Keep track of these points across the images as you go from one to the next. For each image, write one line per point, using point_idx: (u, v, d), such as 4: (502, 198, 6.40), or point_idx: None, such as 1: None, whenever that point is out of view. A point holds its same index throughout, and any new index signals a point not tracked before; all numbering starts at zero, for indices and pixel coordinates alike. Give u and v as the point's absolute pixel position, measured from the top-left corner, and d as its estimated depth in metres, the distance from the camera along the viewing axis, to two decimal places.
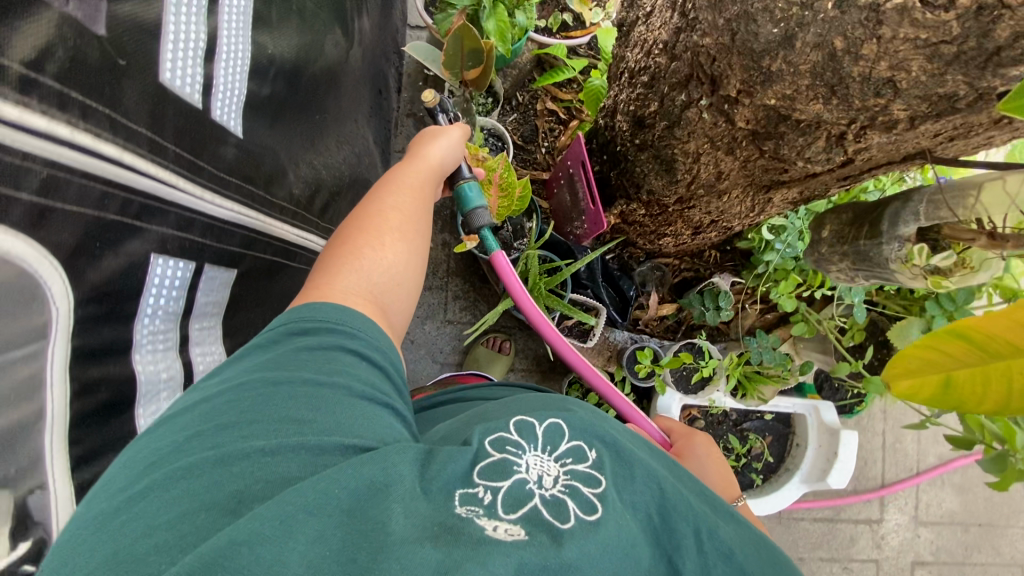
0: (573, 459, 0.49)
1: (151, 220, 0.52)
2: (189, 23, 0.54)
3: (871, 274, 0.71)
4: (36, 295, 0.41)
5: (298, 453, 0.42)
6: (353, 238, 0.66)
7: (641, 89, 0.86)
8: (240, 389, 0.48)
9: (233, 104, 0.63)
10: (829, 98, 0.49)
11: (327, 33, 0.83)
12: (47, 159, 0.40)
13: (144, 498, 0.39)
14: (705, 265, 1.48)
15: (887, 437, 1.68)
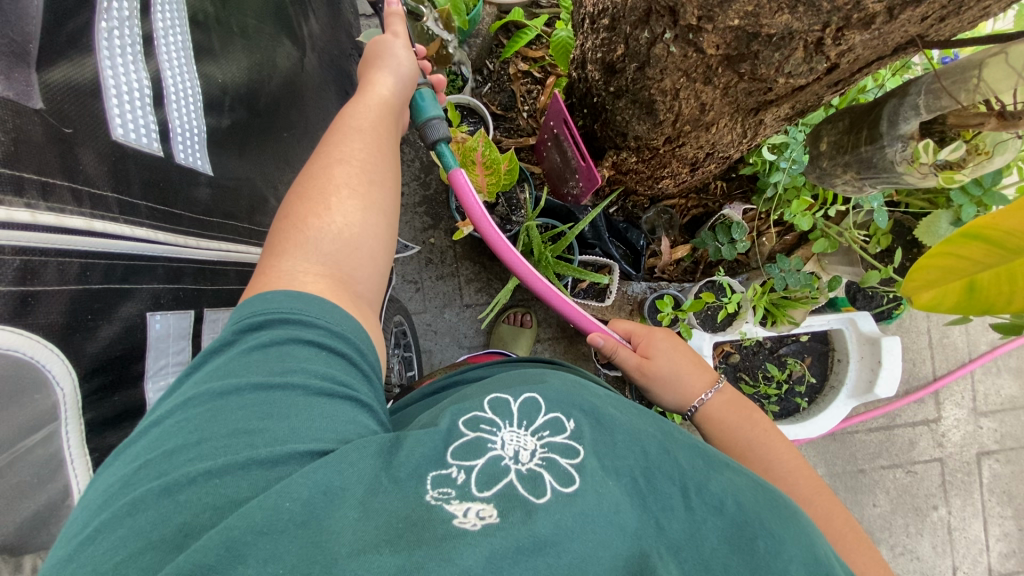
0: (550, 431, 0.47)
1: (139, 280, 0.51)
2: (129, 68, 0.52)
3: (878, 180, 0.66)
4: (37, 379, 0.42)
5: (250, 471, 0.39)
6: (295, 206, 0.58)
7: (603, 33, 0.80)
8: (184, 404, 0.43)
9: (196, 144, 0.61)
10: (795, 7, 0.46)
11: (277, 48, 0.77)
12: (17, 246, 0.40)
13: (92, 540, 0.36)
14: (712, 199, 1.42)
15: (934, 334, 1.62)
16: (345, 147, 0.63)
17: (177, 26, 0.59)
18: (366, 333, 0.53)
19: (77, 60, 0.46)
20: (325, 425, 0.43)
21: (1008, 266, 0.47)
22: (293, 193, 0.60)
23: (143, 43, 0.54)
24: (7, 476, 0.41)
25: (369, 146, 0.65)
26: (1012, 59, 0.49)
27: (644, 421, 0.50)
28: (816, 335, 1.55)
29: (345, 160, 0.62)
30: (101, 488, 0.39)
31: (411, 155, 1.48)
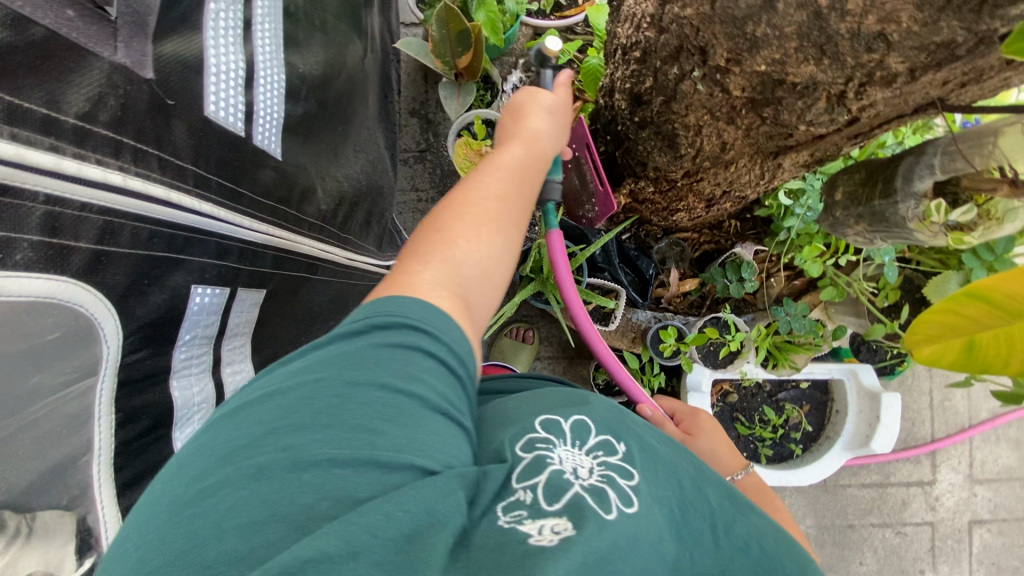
0: (604, 452, 0.47)
1: (193, 251, 0.52)
2: (227, 50, 0.54)
3: (889, 235, 0.67)
4: (89, 335, 0.43)
5: (370, 472, 0.38)
6: (450, 219, 0.57)
7: (634, 65, 0.82)
8: (314, 380, 0.42)
9: (274, 128, 0.63)
10: (821, 59, 0.46)
11: (348, 46, 0.81)
12: (103, 207, 0.42)
13: (199, 503, 0.36)
14: (725, 236, 1.43)
15: (935, 396, 1.61)
16: (496, 172, 0.62)
17: (272, 16, 0.62)
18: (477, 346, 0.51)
19: (186, 37, 0.49)
20: (437, 443, 0.41)
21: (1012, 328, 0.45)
22: (446, 207, 0.59)
23: (243, 26, 0.57)
24: (38, 424, 0.41)
25: (500, 160, 0.64)
26: None
27: (676, 454, 0.51)
28: (817, 383, 1.54)
29: (497, 182, 0.61)
30: (224, 443, 0.39)
31: (432, 163, 1.50)
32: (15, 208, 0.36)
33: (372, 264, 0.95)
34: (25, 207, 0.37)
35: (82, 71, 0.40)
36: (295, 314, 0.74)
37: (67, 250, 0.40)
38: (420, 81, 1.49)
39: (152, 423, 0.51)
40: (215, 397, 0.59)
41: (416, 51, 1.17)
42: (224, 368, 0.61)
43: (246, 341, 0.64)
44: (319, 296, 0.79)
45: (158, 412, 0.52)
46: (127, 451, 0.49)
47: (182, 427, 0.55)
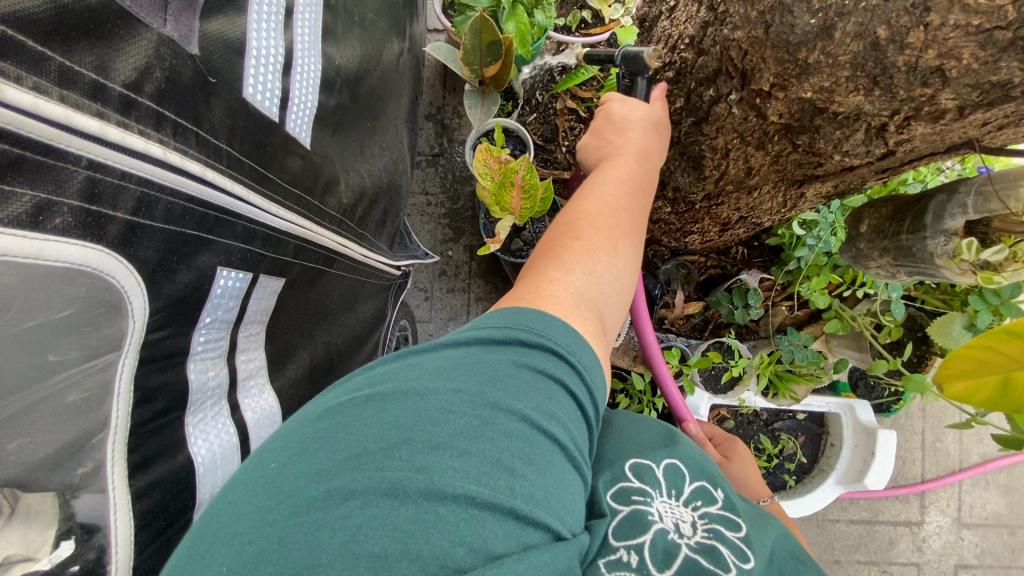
0: (703, 502, 0.50)
1: (222, 232, 0.48)
2: (269, 36, 0.51)
3: (913, 269, 0.66)
4: (115, 308, 0.41)
5: (507, 519, 0.36)
6: (571, 247, 0.60)
7: (666, 85, 0.82)
8: (455, 397, 0.40)
9: (307, 114, 0.59)
10: (871, 90, 0.47)
11: (386, 45, 0.80)
12: (141, 178, 0.40)
13: (324, 511, 0.34)
14: (731, 261, 1.44)
15: (927, 436, 1.61)
16: (606, 206, 0.65)
17: (312, 4, 0.58)
18: (602, 394, 0.51)
19: (232, 17, 0.47)
20: (565, 499, 0.41)
21: None
22: (566, 235, 0.62)
23: (285, 14, 0.53)
24: (60, 395, 0.39)
25: (612, 207, 0.66)
26: None
27: (746, 504, 0.55)
28: (812, 416, 1.55)
29: (609, 216, 0.64)
30: (349, 445, 0.37)
31: (445, 168, 1.50)
32: (57, 171, 0.35)
33: (385, 264, 0.89)
34: (64, 170, 0.35)
35: (133, 39, 0.38)
36: (312, 302, 0.68)
37: (102, 218, 0.38)
38: (439, 87, 1.49)
39: (168, 404, 0.47)
40: (227, 385, 0.54)
41: (444, 56, 1.18)
42: (239, 357, 0.55)
43: (261, 330, 0.58)
44: (332, 291, 0.73)
45: (175, 393, 0.47)
46: (143, 432, 0.45)
47: (194, 412, 0.50)
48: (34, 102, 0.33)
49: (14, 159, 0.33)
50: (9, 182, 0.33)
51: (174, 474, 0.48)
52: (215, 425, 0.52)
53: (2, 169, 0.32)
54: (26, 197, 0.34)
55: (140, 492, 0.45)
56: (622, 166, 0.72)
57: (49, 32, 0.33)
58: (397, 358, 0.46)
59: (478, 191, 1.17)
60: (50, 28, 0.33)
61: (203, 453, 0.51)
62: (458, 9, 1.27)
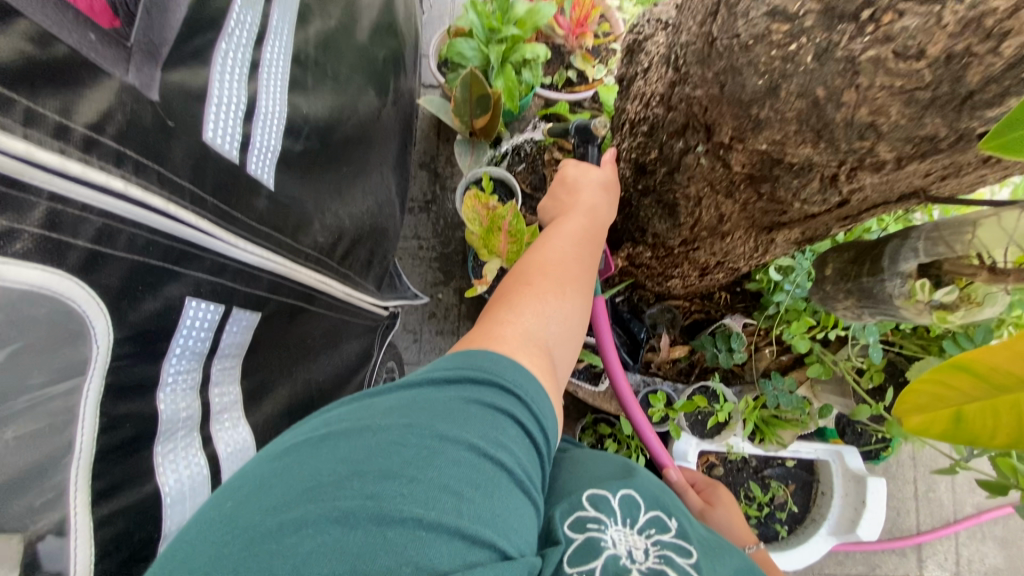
0: (657, 530, 0.50)
1: (189, 265, 0.49)
2: (233, 85, 0.54)
3: (877, 310, 0.70)
4: (77, 332, 0.41)
5: (453, 539, 0.36)
6: (519, 293, 0.65)
7: (640, 138, 0.88)
8: (406, 430, 0.41)
9: (270, 162, 0.60)
10: (817, 142, 0.51)
11: (361, 97, 0.83)
12: (103, 210, 0.41)
13: (267, 543, 0.33)
14: (715, 306, 1.46)
15: (919, 485, 1.59)
16: (556, 256, 0.72)
17: (280, 61, 0.62)
18: (552, 427, 0.52)
19: (194, 69, 0.49)
20: (516, 524, 0.41)
21: (996, 400, 0.42)
22: (516, 283, 0.68)
23: (249, 67, 0.56)
24: (22, 416, 0.38)
25: (561, 258, 0.72)
26: (1003, 223, 0.52)
27: (707, 536, 0.55)
28: (802, 462, 1.52)
29: (556, 264, 0.70)
30: (303, 477, 0.37)
31: (436, 214, 1.55)
32: (19, 202, 0.36)
33: (370, 304, 0.90)
34: (26, 200, 0.36)
35: (97, 84, 0.40)
36: (291, 341, 0.69)
37: (64, 245, 0.38)
38: (432, 137, 1.57)
39: (136, 433, 0.46)
40: (199, 416, 0.54)
41: (436, 107, 1.26)
42: (212, 389, 0.55)
43: (236, 363, 0.58)
44: (313, 329, 0.74)
45: (142, 422, 0.47)
46: (109, 458, 0.44)
47: (164, 442, 0.49)
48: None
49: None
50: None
51: (141, 503, 0.47)
52: (186, 455, 0.52)
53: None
54: None
55: (101, 520, 0.44)
56: (574, 221, 0.79)
57: (17, 77, 0.35)
58: (354, 400, 0.47)
59: (466, 235, 1.20)
60: (18, 73, 0.35)
61: (171, 483, 0.50)
62: (451, 67, 1.36)
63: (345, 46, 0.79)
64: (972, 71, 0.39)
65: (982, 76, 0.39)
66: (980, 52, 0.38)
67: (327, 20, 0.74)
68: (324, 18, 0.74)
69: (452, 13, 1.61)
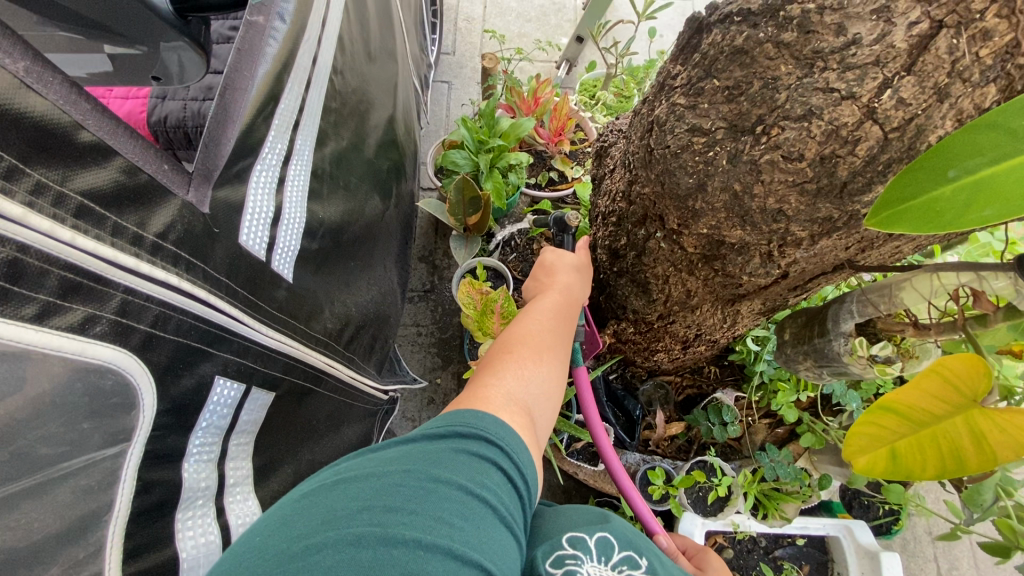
0: (629, 567, 0.53)
1: (221, 347, 0.56)
2: (262, 198, 0.65)
3: (833, 370, 0.77)
4: (129, 403, 0.48)
5: (447, 559, 0.42)
6: (501, 362, 0.73)
7: (611, 227, 1.00)
8: (405, 472, 0.47)
9: (289, 258, 0.70)
10: (744, 226, 0.62)
11: (366, 201, 0.96)
12: (162, 301, 0.49)
13: (288, 567, 0.39)
14: (706, 381, 1.51)
15: (941, 562, 1.53)
16: (535, 328, 0.81)
17: (301, 177, 0.74)
18: (533, 475, 0.58)
19: (235, 187, 0.61)
20: (501, 554, 0.46)
21: (917, 435, 0.49)
22: (500, 354, 0.76)
23: (277, 182, 0.68)
24: (76, 477, 0.45)
25: (540, 328, 0.81)
26: (918, 288, 0.62)
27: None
28: (813, 540, 1.47)
29: (536, 335, 0.79)
30: (319, 512, 0.43)
31: (435, 302, 1.65)
32: (103, 293, 0.44)
33: (372, 387, 0.96)
34: (106, 293, 0.44)
35: (164, 203, 0.50)
36: (299, 422, 0.74)
37: (129, 329, 0.46)
38: (431, 233, 1.72)
39: (163, 497, 0.52)
40: (215, 488, 0.59)
41: (432, 208, 1.40)
42: (228, 462, 0.61)
43: (250, 440, 0.64)
44: (318, 412, 0.79)
45: (170, 488, 0.53)
46: (140, 520, 0.50)
47: (184, 510, 0.54)
48: (96, 246, 0.43)
49: (74, 285, 0.42)
50: (66, 302, 0.42)
51: (157, 567, 0.52)
52: (201, 524, 0.56)
53: (64, 293, 0.41)
54: (78, 311, 0.43)
55: None
56: (552, 298, 0.89)
57: (111, 200, 0.45)
58: (358, 455, 0.53)
59: (464, 319, 1.30)
60: (111, 198, 0.45)
61: (189, 549, 0.55)
62: (446, 173, 1.54)
63: (354, 162, 0.93)
64: (841, 167, 0.50)
65: (849, 170, 0.50)
66: (841, 153, 0.49)
67: (341, 142, 0.89)
68: (338, 140, 0.88)
69: (448, 127, 1.84)
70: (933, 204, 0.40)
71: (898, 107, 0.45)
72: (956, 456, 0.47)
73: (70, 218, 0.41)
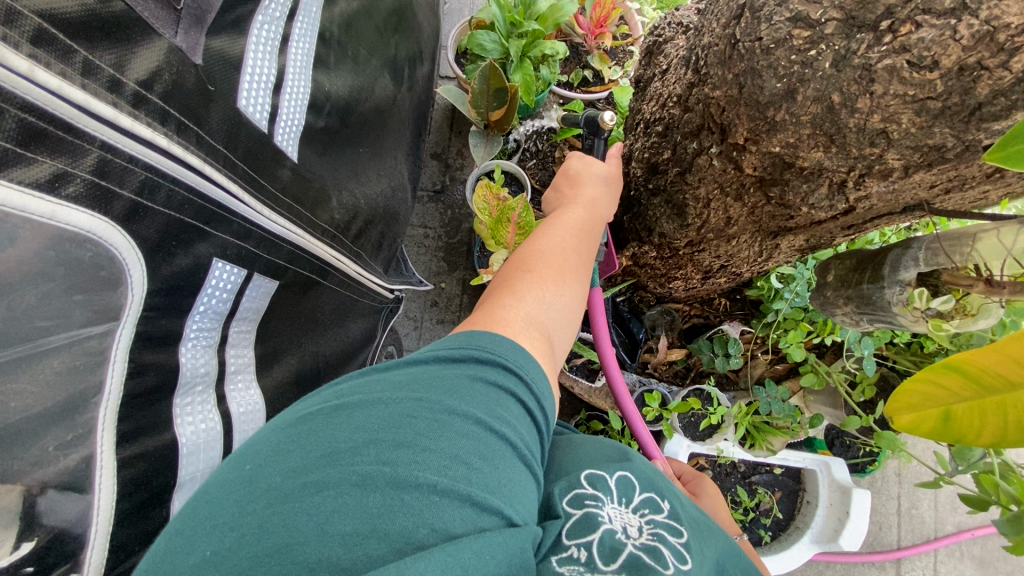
0: (650, 510, 0.54)
1: (219, 226, 0.50)
2: (264, 58, 0.55)
3: (875, 318, 0.72)
4: (116, 278, 0.43)
5: (464, 506, 0.39)
6: (521, 280, 0.68)
7: (654, 138, 0.90)
8: (416, 403, 0.44)
9: (294, 132, 0.61)
10: (829, 147, 0.53)
11: (378, 79, 0.83)
12: (147, 164, 0.42)
13: (295, 502, 0.37)
14: (714, 312, 1.47)
15: (902, 501, 1.61)
16: (558, 247, 0.74)
17: (307, 38, 0.63)
18: (550, 403, 0.55)
19: (234, 38, 0.51)
20: (520, 494, 0.44)
21: (979, 401, 0.44)
22: (519, 270, 0.70)
23: (280, 40, 0.58)
24: (60, 355, 0.41)
25: (563, 248, 0.74)
26: (1002, 238, 0.54)
27: (699, 515, 0.60)
28: (789, 471, 1.53)
29: (558, 255, 0.73)
30: (321, 444, 0.40)
31: (445, 204, 1.57)
32: (75, 147, 0.37)
33: (379, 285, 0.91)
34: (79, 146, 0.38)
35: (147, 44, 0.42)
36: (302, 313, 0.70)
37: (110, 194, 0.40)
38: (445, 129, 1.59)
39: (160, 381, 0.48)
40: (215, 375, 0.55)
41: (453, 97, 1.28)
42: (228, 350, 0.57)
43: (252, 328, 0.60)
44: (322, 304, 0.75)
45: (166, 371, 0.49)
46: (135, 403, 0.46)
47: (182, 395, 0.51)
48: (60, 85, 0.35)
49: (37, 131, 0.35)
50: (29, 151, 0.35)
51: (161, 451, 0.49)
52: (201, 411, 0.53)
53: (26, 139, 0.35)
54: (46, 165, 0.36)
55: (125, 461, 0.46)
56: (575, 214, 0.82)
57: (78, 29, 0.37)
58: (364, 374, 0.49)
59: (476, 225, 1.22)
60: (79, 26, 0.37)
61: (187, 435, 0.52)
62: (471, 59, 1.39)
63: (366, 28, 0.80)
64: (982, 83, 0.41)
65: (990, 89, 0.41)
66: (991, 65, 0.40)
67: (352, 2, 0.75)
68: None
69: (473, 7, 1.62)
70: None
71: None
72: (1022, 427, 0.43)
73: (24, 44, 0.34)
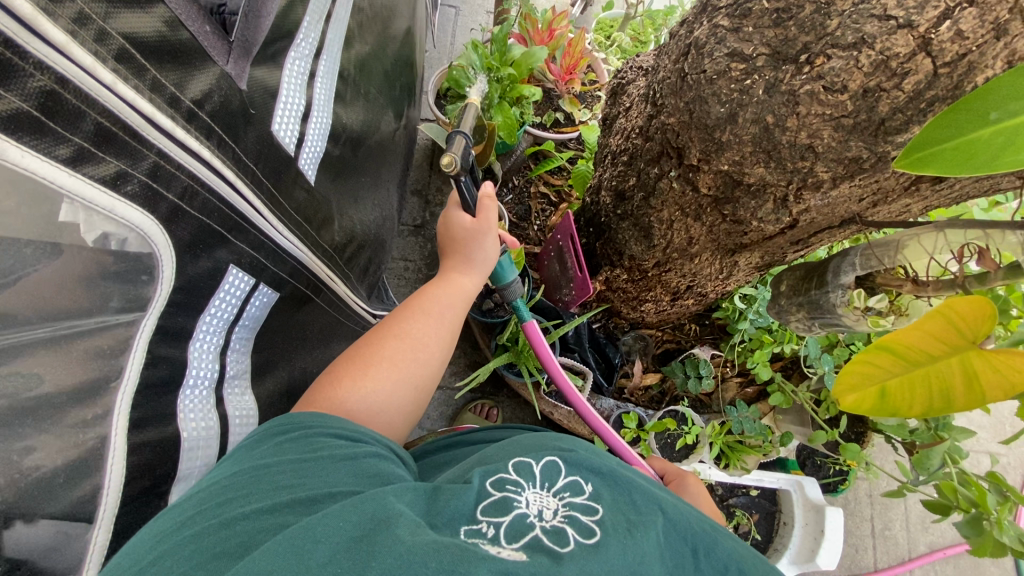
0: (570, 493, 0.50)
1: (239, 236, 0.54)
2: (293, 89, 0.61)
3: (825, 322, 0.79)
4: (150, 273, 0.47)
5: (294, 507, 0.44)
6: (343, 368, 0.68)
7: (620, 166, 0.98)
8: (231, 477, 0.50)
9: (314, 158, 0.67)
10: (768, 162, 0.61)
11: (382, 117, 0.91)
12: (192, 173, 0.47)
13: (155, 562, 0.40)
14: (685, 337, 1.53)
15: (876, 522, 1.65)
16: (403, 317, 0.74)
17: (331, 76, 0.70)
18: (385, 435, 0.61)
19: (271, 69, 0.57)
20: (354, 480, 0.49)
21: (912, 374, 0.51)
22: (350, 353, 0.70)
23: (308, 75, 0.64)
24: (89, 337, 0.45)
25: (404, 321, 0.74)
26: (924, 244, 0.62)
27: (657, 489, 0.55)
28: (765, 492, 1.56)
29: (399, 330, 0.72)
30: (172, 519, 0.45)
31: (426, 238, 1.62)
32: (135, 151, 0.42)
33: (362, 310, 0.93)
34: (139, 151, 0.42)
35: (203, 69, 0.48)
36: (296, 328, 0.73)
37: (156, 197, 0.45)
38: (425, 166, 1.67)
39: (169, 373, 0.52)
40: (217, 378, 0.58)
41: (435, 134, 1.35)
42: (230, 355, 0.60)
43: (251, 337, 0.62)
44: (312, 323, 0.77)
45: (175, 366, 0.52)
46: (146, 394, 0.50)
47: (188, 392, 0.55)
48: (135, 98, 0.40)
49: (109, 134, 0.40)
50: (100, 151, 0.40)
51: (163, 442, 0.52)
52: (202, 410, 0.57)
53: (98, 140, 0.39)
54: (111, 165, 0.41)
55: None
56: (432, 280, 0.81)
57: (151, 51, 0.42)
58: None
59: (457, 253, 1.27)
60: (152, 48, 0.42)
61: (190, 431, 0.56)
62: (451, 99, 1.48)
63: (375, 70, 0.87)
64: (882, 102, 0.50)
65: (889, 106, 0.50)
66: (886, 86, 0.48)
67: (365, 46, 0.82)
68: (364, 44, 0.82)
69: (451, 54, 1.75)
70: (967, 146, 0.37)
71: (954, 40, 0.44)
72: (945, 393, 0.49)
73: (111, 59, 0.39)
